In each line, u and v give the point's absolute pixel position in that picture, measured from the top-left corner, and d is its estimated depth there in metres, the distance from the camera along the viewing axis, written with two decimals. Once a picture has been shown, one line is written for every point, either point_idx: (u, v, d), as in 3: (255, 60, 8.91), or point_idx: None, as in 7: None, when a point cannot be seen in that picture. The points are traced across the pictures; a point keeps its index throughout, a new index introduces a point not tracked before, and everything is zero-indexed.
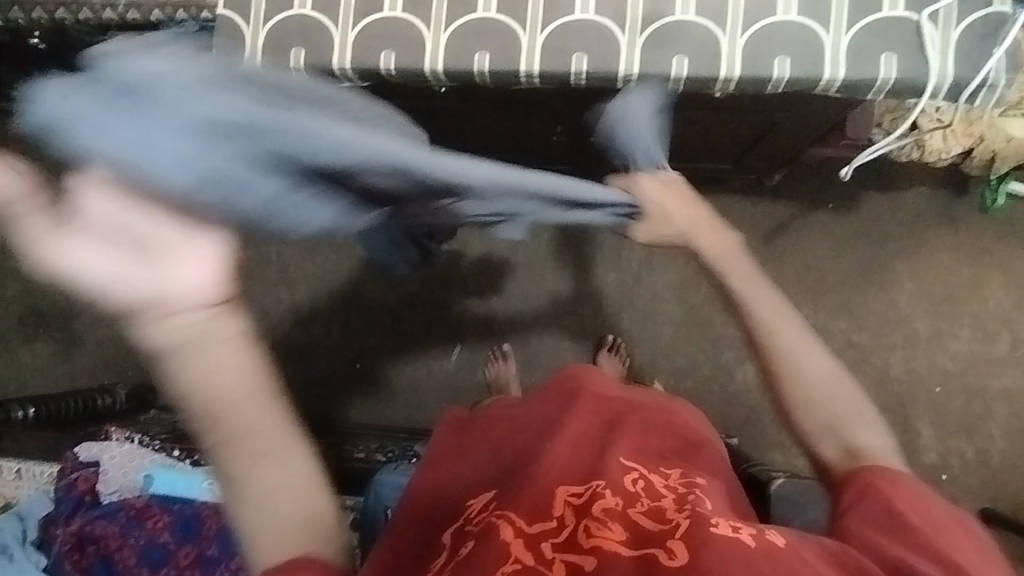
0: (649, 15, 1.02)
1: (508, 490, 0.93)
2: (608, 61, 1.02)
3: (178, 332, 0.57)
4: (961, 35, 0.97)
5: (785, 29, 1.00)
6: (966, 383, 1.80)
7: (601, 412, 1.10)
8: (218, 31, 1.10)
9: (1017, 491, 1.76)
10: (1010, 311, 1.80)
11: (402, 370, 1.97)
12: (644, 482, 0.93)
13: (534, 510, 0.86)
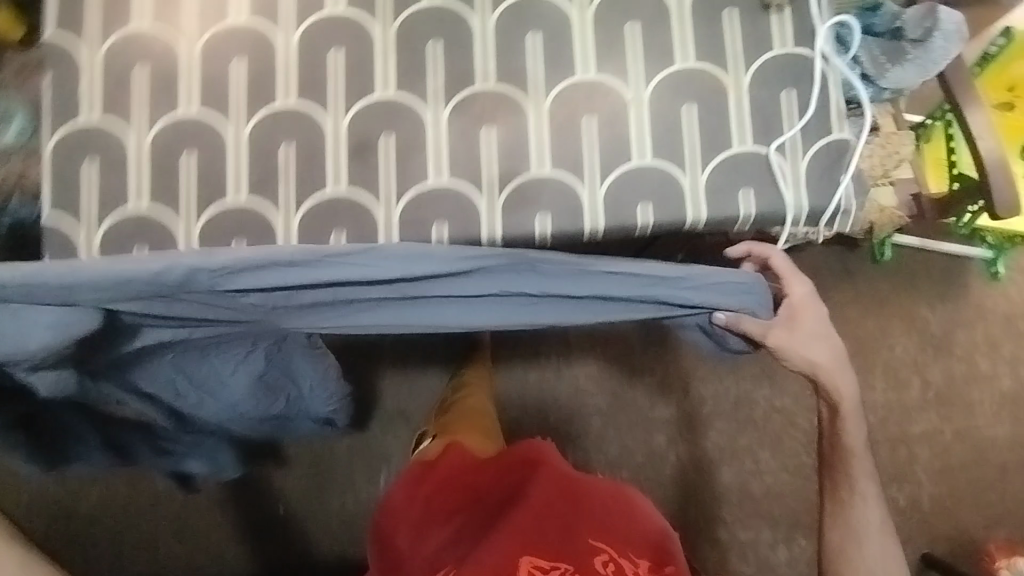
0: (505, 173, 1.00)
1: (470, 554, 0.93)
2: (470, 225, 0.99)
3: None
4: (807, 166, 0.99)
5: (640, 174, 1.00)
6: (888, 432, 1.83)
7: (564, 484, 1.03)
8: (49, 240, 1.01)
9: (952, 530, 1.79)
10: (915, 356, 1.86)
11: (324, 510, 1.74)
12: (615, 561, 0.91)
13: (496, 568, 0.89)
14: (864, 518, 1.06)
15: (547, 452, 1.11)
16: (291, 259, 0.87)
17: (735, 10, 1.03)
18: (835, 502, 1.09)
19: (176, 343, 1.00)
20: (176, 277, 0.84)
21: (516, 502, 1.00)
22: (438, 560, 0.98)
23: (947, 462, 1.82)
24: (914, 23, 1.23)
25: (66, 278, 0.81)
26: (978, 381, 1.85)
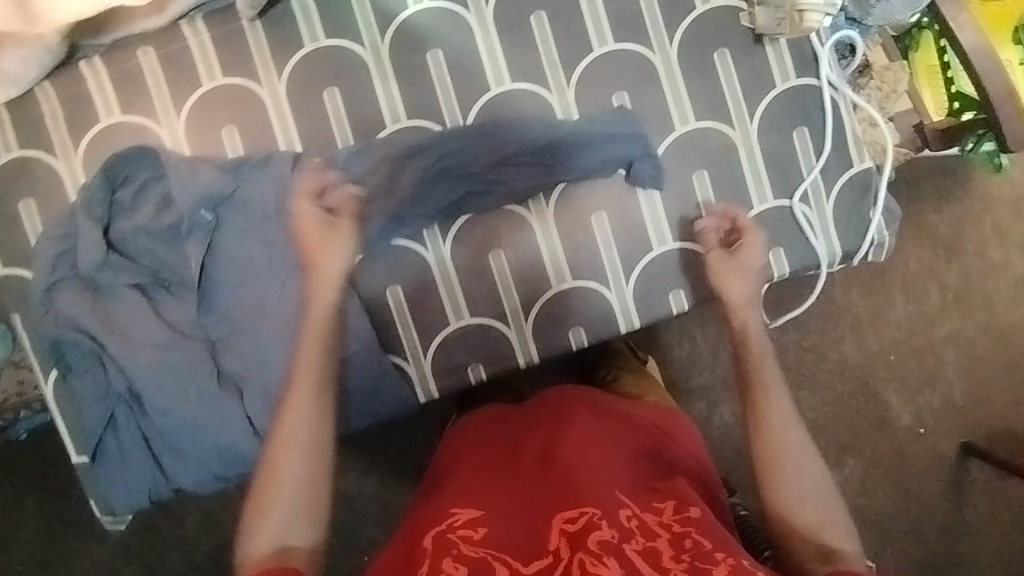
0: (527, 298, 0.95)
1: (500, 513, 0.72)
2: (503, 352, 0.96)
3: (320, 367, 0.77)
4: (835, 206, 0.94)
5: (666, 259, 0.95)
6: (913, 341, 1.87)
7: (604, 430, 0.84)
8: (94, 473, 0.97)
9: (983, 417, 1.86)
10: (930, 265, 1.86)
11: None
12: (640, 519, 0.70)
13: (528, 546, 0.68)
14: (810, 481, 0.74)
15: (586, 398, 0.91)
16: (397, 164, 0.91)
17: (726, 48, 0.93)
18: (772, 455, 0.76)
19: (271, 391, 0.96)
20: (269, 212, 0.93)
21: (549, 465, 0.78)
22: (465, 491, 0.77)
23: (972, 356, 1.87)
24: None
25: (240, 215, 0.94)
26: (991, 273, 1.87)
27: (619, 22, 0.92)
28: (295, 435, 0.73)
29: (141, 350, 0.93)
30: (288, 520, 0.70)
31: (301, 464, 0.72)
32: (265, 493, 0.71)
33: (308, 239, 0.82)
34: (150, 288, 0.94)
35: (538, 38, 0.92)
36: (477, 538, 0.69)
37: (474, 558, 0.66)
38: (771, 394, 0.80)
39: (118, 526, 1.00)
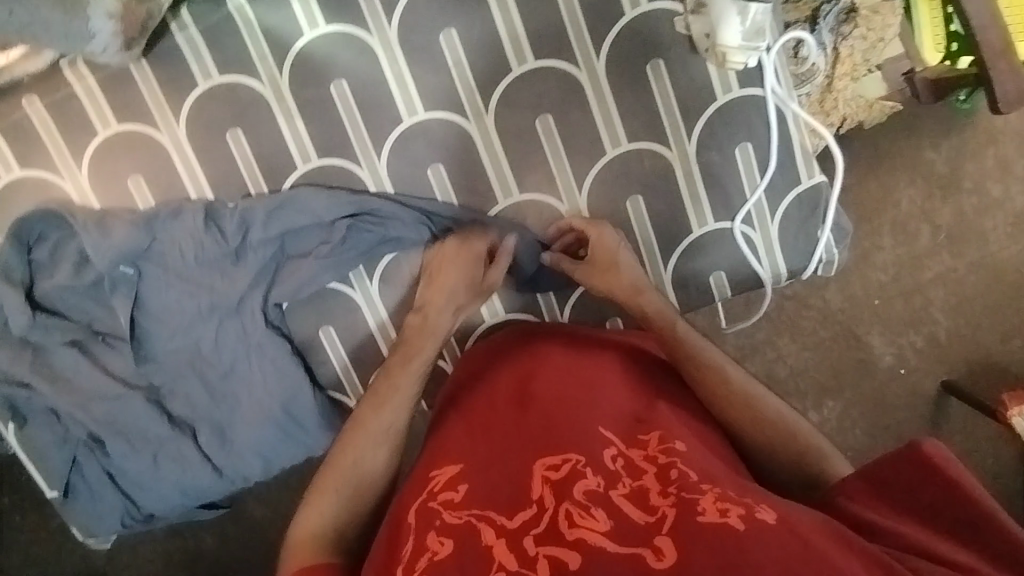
0: (461, 332, 0.95)
1: (482, 465, 0.70)
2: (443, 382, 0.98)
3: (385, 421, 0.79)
4: (780, 228, 0.89)
5: None
6: (900, 284, 1.47)
7: (579, 367, 0.80)
8: (67, 505, 1.02)
9: (984, 365, 1.47)
10: (923, 202, 1.47)
11: (239, 553, 1.37)
12: (626, 455, 0.67)
13: (511, 499, 0.64)
14: (728, 372, 0.80)
15: (561, 332, 0.87)
16: (316, 224, 0.89)
17: (661, 58, 0.83)
18: (728, 402, 0.78)
19: (222, 430, 0.96)
20: (188, 259, 0.90)
21: (526, 406, 0.75)
22: (445, 447, 0.75)
23: (973, 303, 1.47)
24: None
25: (161, 266, 0.91)
26: (989, 209, 1.46)
27: (537, 34, 0.83)
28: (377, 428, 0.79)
29: (86, 404, 0.93)
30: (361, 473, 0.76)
31: (394, 418, 0.79)
32: (355, 432, 0.79)
33: (439, 258, 0.87)
34: (88, 343, 0.94)
35: (449, 58, 0.84)
36: (459, 500, 0.66)
37: (456, 525, 0.63)
38: (715, 367, 0.80)
39: (101, 543, 1.08)
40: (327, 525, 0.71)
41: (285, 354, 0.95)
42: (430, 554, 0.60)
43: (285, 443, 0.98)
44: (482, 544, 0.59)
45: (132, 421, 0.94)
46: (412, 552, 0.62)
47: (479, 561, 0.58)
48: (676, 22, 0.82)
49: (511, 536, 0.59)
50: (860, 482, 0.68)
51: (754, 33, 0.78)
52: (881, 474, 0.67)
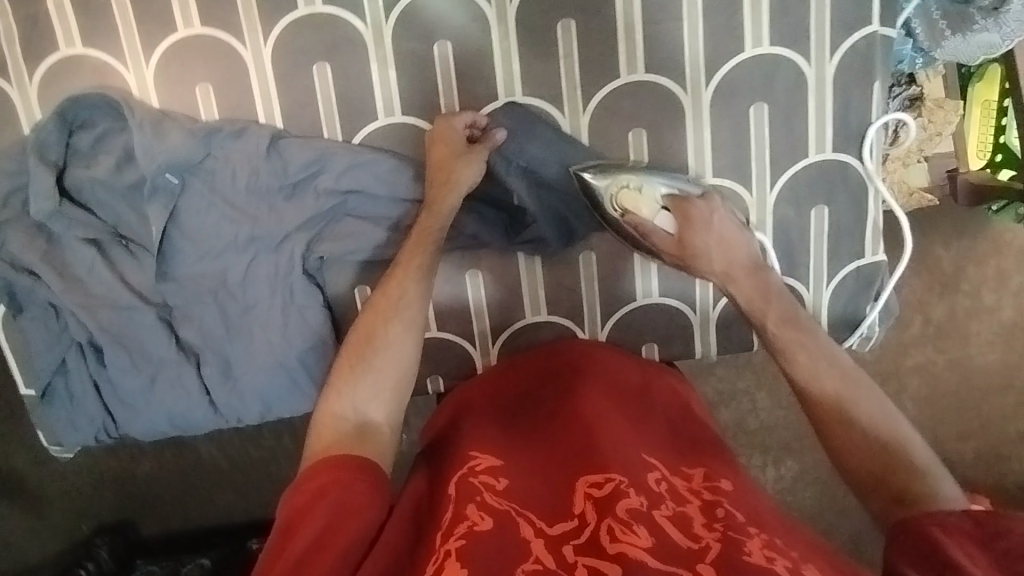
0: (497, 324, 0.92)
1: (526, 465, 0.71)
2: (465, 368, 0.95)
3: (368, 336, 0.78)
4: (833, 294, 0.90)
5: (647, 311, 0.92)
6: (884, 367, 1.49)
7: (630, 396, 0.82)
8: (42, 405, 0.96)
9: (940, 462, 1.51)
10: (919, 293, 1.44)
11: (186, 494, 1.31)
12: (670, 482, 0.68)
13: (550, 508, 0.65)
14: (828, 369, 0.69)
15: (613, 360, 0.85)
16: (389, 196, 0.87)
17: (767, 102, 0.83)
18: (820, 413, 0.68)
19: (229, 367, 0.92)
20: (239, 184, 0.86)
21: (565, 420, 0.76)
22: (486, 438, 0.76)
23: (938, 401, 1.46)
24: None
25: (208, 185, 0.87)
26: (978, 313, 1.41)
27: (654, 48, 0.82)
28: (384, 343, 0.78)
29: (94, 307, 0.89)
30: (368, 391, 0.75)
31: (404, 344, 0.78)
32: (361, 351, 0.77)
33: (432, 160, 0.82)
34: (108, 244, 0.89)
35: (561, 49, 0.82)
36: (497, 489, 0.68)
37: (496, 510, 0.65)
38: (826, 377, 0.68)
39: (63, 451, 1.02)
40: (346, 420, 0.74)
41: (315, 305, 0.91)
42: (469, 525, 0.62)
43: (291, 393, 0.94)
44: (520, 537, 0.61)
45: (141, 335, 0.90)
46: (450, 521, 0.64)
47: (516, 547, 0.60)
48: (796, 73, 0.82)
49: (549, 539, 0.60)
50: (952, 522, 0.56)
51: (630, 210, 0.82)
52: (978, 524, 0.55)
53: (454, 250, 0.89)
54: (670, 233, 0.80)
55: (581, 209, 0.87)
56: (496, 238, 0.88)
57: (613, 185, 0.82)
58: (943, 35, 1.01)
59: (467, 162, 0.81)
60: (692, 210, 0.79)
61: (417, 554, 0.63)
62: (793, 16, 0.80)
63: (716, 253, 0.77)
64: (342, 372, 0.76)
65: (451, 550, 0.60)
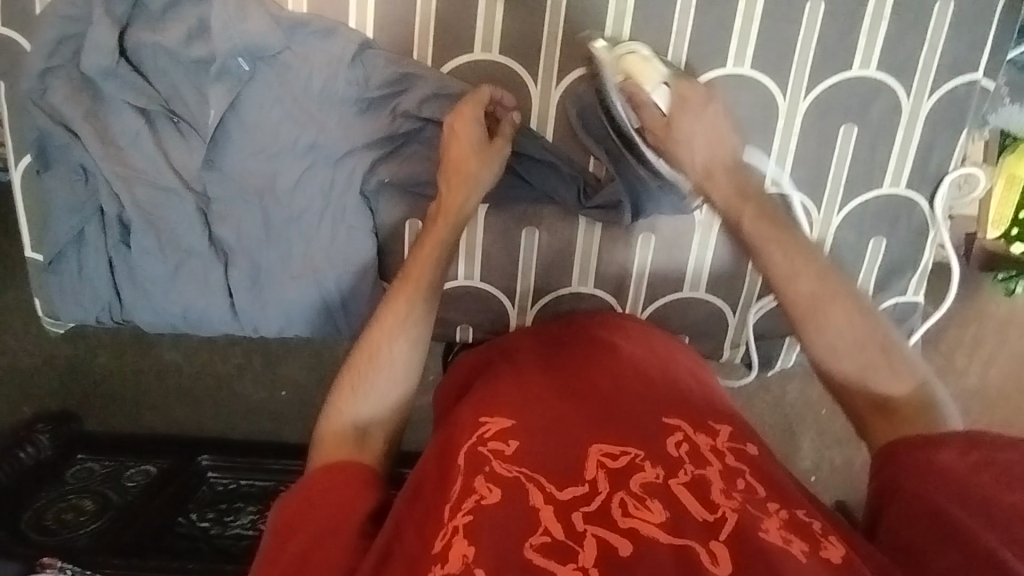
0: (541, 286, 0.91)
1: (537, 424, 0.68)
2: (497, 323, 0.94)
3: (368, 350, 0.75)
4: None
5: (689, 305, 0.92)
6: None
7: (648, 355, 0.77)
8: (46, 275, 0.90)
9: None
10: None
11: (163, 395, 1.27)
12: (690, 443, 0.66)
13: (563, 472, 0.63)
14: (803, 284, 0.70)
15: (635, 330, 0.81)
16: None
17: (857, 125, 0.83)
18: (801, 319, 0.69)
19: (259, 274, 0.88)
20: (314, 87, 0.82)
21: (579, 387, 0.72)
22: (495, 398, 0.71)
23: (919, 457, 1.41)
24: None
25: (280, 79, 0.82)
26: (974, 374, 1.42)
27: (766, 45, 0.81)
28: (387, 362, 0.75)
29: (130, 181, 0.83)
30: (368, 408, 0.73)
31: (407, 354, 0.75)
32: (363, 369, 0.74)
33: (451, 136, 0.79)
34: (156, 118, 0.83)
35: (674, 24, 0.80)
36: (507, 454, 0.64)
37: (506, 477, 0.62)
38: (808, 298, 0.69)
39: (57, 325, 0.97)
40: (348, 437, 0.71)
41: (363, 229, 0.88)
42: (477, 498, 0.60)
43: (317, 314, 0.91)
44: (530, 505, 0.59)
45: (176, 221, 0.85)
46: (458, 493, 0.61)
47: (525, 519, 0.58)
48: (893, 103, 0.82)
49: (560, 507, 0.59)
50: (944, 454, 0.59)
51: (632, 78, 0.77)
52: (973, 456, 0.58)
53: (518, 204, 0.87)
54: (662, 112, 0.77)
55: (653, 192, 0.85)
56: (561, 201, 0.86)
57: (617, 50, 0.78)
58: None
59: (484, 161, 0.79)
60: (689, 92, 0.77)
61: (426, 517, 0.60)
62: (906, 46, 0.80)
63: (700, 145, 0.76)
64: (339, 395, 0.74)
65: (460, 526, 0.57)
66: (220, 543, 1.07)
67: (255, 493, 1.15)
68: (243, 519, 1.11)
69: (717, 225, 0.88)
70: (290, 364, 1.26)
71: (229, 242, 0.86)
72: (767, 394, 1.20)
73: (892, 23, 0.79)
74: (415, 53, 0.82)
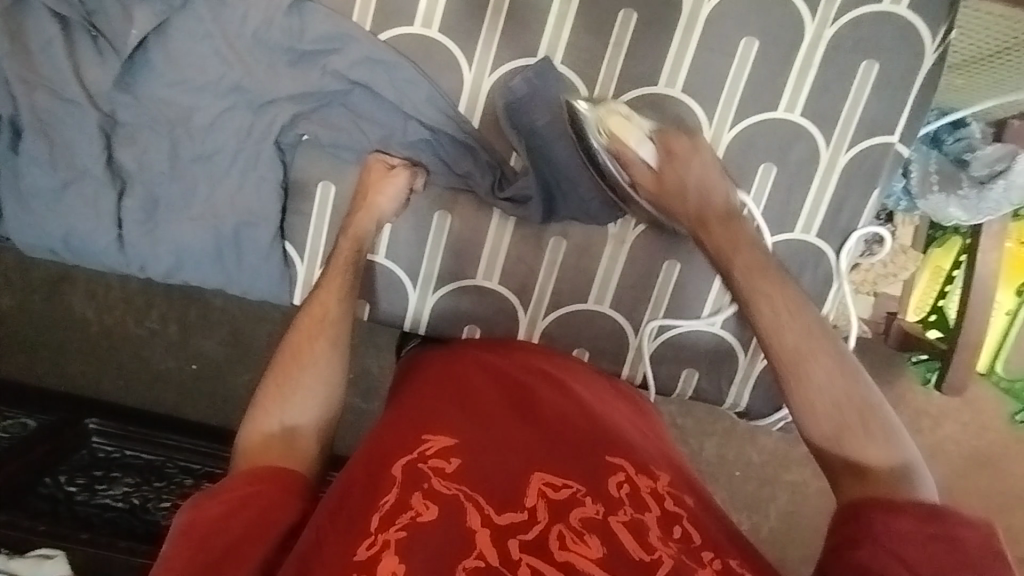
0: (446, 272, 0.89)
1: (485, 445, 0.62)
2: (395, 304, 0.91)
3: (295, 348, 0.72)
4: (765, 367, 0.91)
5: (591, 317, 0.90)
6: None
7: (595, 399, 0.72)
8: None
9: None
10: None
11: (46, 333, 1.19)
12: (631, 486, 0.61)
13: (504, 496, 0.59)
14: (792, 326, 0.63)
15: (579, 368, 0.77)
16: (394, 105, 0.83)
17: (776, 166, 0.85)
18: (787, 367, 0.62)
19: (155, 206, 0.85)
20: (247, 28, 0.80)
21: (521, 409, 0.67)
22: (436, 411, 0.65)
23: None
24: (985, 160, 0.99)
25: (212, 12, 0.79)
26: None
27: (699, 72, 0.82)
28: (312, 361, 0.71)
29: (32, 86, 0.79)
30: (299, 405, 0.69)
31: (332, 355, 0.72)
32: (288, 369, 0.71)
33: (370, 176, 0.82)
34: (75, 28, 0.80)
35: (614, 36, 0.81)
36: (448, 472, 0.59)
37: (445, 495, 0.57)
38: (795, 345, 0.62)
39: None
40: (275, 436, 0.67)
41: (272, 183, 0.85)
42: (412, 515, 0.55)
43: (209, 261, 0.87)
44: (466, 526, 0.56)
45: (72, 135, 0.81)
46: (390, 505, 0.56)
47: (460, 542, 0.55)
48: (812, 149, 0.84)
49: (496, 531, 0.56)
50: (905, 522, 0.53)
51: (616, 138, 0.74)
52: (931, 529, 0.53)
53: (434, 184, 0.86)
54: (650, 167, 0.74)
55: (567, 194, 0.84)
56: (479, 184, 0.84)
57: (600, 110, 0.75)
58: (931, 188, 0.99)
59: (387, 190, 0.82)
60: (676, 144, 0.73)
61: (352, 526, 0.55)
62: (829, 98, 0.83)
63: (692, 192, 0.71)
64: (266, 392, 0.69)
65: (390, 542, 0.53)
66: (82, 511, 1.03)
67: (138, 466, 1.10)
68: (116, 489, 1.06)
69: (627, 241, 0.87)
70: (207, 335, 1.19)
71: (127, 168, 0.83)
72: (682, 443, 1.19)
73: (820, 74, 0.82)
74: (356, 14, 0.81)
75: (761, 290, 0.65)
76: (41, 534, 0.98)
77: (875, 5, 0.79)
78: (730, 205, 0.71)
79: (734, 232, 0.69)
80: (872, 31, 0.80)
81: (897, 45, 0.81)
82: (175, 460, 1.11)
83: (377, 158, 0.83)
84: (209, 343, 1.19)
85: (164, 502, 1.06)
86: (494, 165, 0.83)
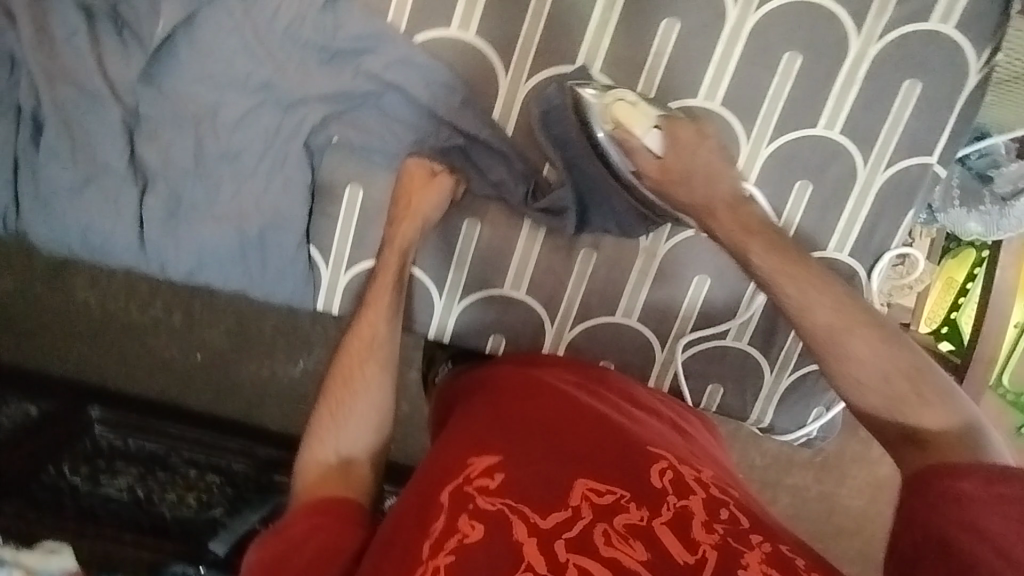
0: (474, 280, 0.88)
1: (527, 449, 0.61)
2: (421, 311, 0.90)
3: (344, 374, 0.73)
4: (792, 384, 0.91)
5: (618, 330, 0.90)
6: None
7: (641, 404, 0.73)
8: None
9: None
10: None
11: (55, 324, 1.17)
12: (674, 474, 0.60)
13: (546, 496, 0.57)
14: (822, 305, 0.65)
15: (616, 382, 0.75)
16: (427, 109, 0.81)
17: (812, 183, 0.84)
18: (824, 345, 0.64)
19: (178, 205, 0.82)
20: (278, 25, 0.77)
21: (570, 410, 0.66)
22: (479, 430, 0.64)
23: None
24: (1009, 177, 0.95)
25: (242, 7, 0.77)
26: None
27: (739, 85, 0.81)
28: (361, 386, 0.72)
29: (55, 79, 0.77)
30: (350, 433, 0.69)
31: (381, 379, 0.73)
32: (342, 397, 0.71)
33: (407, 182, 0.81)
34: (99, 19, 0.78)
35: (654, 45, 0.79)
36: (492, 489, 0.58)
37: (490, 511, 0.56)
38: (829, 324, 0.64)
39: None
40: (332, 465, 0.67)
41: (300, 184, 0.83)
42: (459, 539, 0.54)
43: (232, 261, 0.85)
44: (513, 538, 0.53)
45: (94, 130, 0.79)
46: (441, 531, 0.55)
47: (508, 554, 0.52)
48: (850, 167, 0.83)
49: (543, 538, 0.53)
50: (966, 484, 0.53)
51: (622, 125, 0.75)
52: (998, 487, 0.51)
53: (466, 190, 0.84)
54: (656, 155, 0.75)
55: (601, 206, 0.83)
56: (513, 194, 0.83)
57: (606, 97, 0.75)
58: (953, 202, 0.98)
59: (427, 199, 0.80)
60: (683, 134, 0.75)
61: (406, 554, 0.54)
62: (870, 116, 0.81)
63: (699, 184, 0.75)
64: (321, 419, 0.70)
65: (441, 567, 0.52)
66: (87, 503, 1.01)
67: (143, 455, 1.08)
68: (120, 481, 1.04)
69: (659, 255, 0.86)
70: (214, 329, 1.15)
71: (149, 165, 0.80)
72: None
73: (863, 91, 0.81)
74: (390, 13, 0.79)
75: (783, 274, 0.68)
76: (48, 526, 0.96)
77: (921, 22, 0.78)
78: (738, 198, 0.74)
79: (751, 223, 0.72)
80: (918, 49, 0.79)
81: (942, 64, 0.79)
82: (179, 451, 1.08)
83: (417, 160, 0.81)
84: (216, 333, 1.15)
85: (169, 493, 1.04)
86: (530, 175, 0.82)
